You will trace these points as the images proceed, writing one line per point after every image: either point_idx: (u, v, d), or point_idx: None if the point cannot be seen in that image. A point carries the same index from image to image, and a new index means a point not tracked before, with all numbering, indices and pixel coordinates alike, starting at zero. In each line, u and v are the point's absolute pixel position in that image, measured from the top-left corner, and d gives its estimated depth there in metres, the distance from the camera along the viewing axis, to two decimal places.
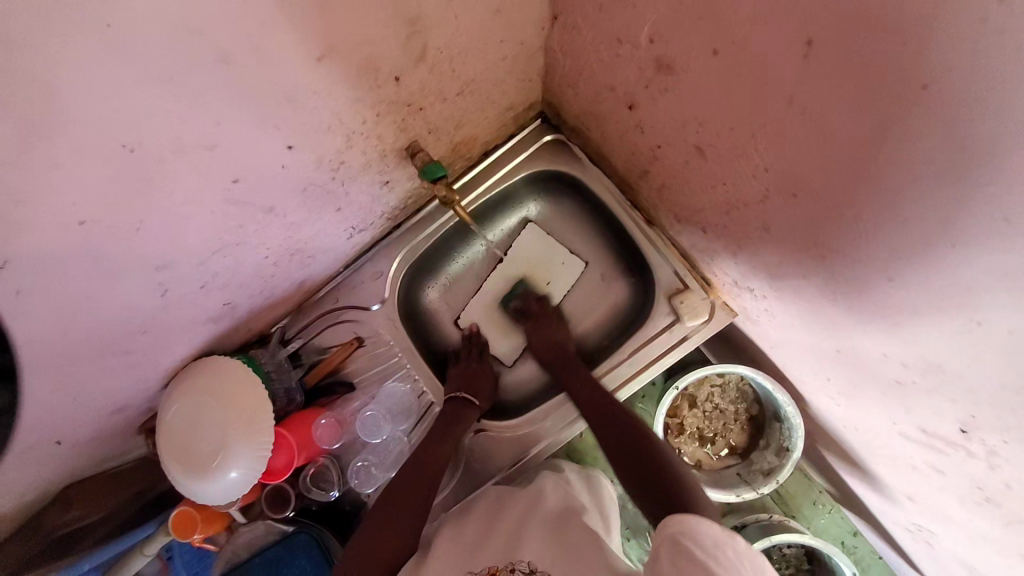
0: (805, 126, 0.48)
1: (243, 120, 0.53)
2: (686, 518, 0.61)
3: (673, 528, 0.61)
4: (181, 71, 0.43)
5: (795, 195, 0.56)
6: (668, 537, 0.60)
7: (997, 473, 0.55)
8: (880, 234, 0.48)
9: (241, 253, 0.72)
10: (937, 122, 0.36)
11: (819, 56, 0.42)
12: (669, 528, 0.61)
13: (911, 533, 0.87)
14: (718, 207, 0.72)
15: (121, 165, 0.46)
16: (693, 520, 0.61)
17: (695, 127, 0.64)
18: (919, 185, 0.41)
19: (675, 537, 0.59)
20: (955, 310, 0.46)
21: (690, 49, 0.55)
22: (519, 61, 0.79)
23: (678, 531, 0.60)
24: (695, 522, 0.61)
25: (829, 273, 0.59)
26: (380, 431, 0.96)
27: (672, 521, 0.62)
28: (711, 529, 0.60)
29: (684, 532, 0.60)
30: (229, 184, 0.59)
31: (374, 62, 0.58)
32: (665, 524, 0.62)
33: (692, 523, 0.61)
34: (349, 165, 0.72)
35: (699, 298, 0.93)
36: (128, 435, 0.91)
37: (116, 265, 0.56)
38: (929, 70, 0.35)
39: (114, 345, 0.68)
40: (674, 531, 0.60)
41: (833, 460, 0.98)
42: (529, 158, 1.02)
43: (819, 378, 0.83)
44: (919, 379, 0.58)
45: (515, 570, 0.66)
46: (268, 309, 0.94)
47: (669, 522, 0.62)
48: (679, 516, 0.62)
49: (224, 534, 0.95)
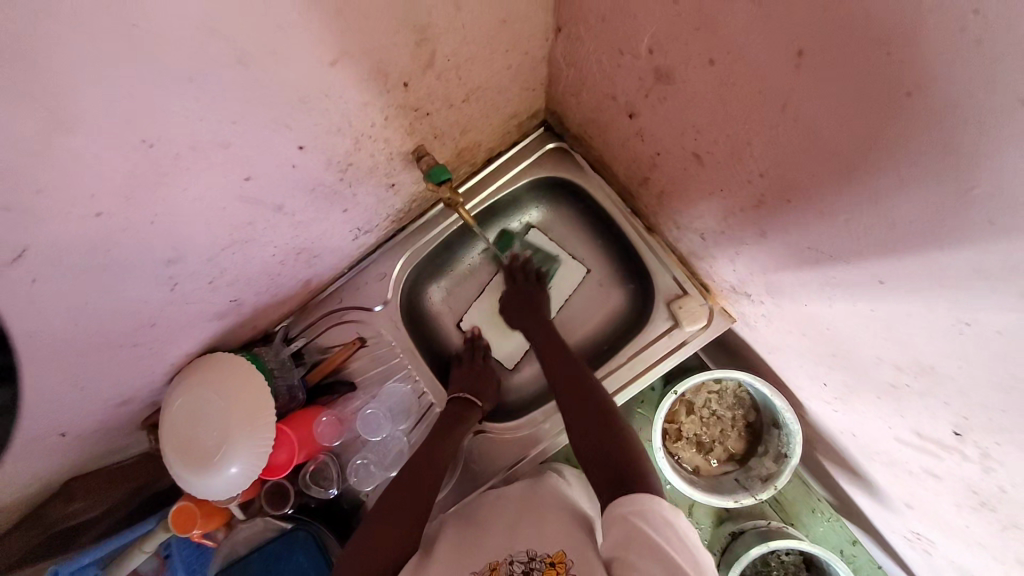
0: (799, 133, 0.50)
1: (258, 120, 0.55)
2: (632, 498, 0.67)
3: (624, 509, 0.66)
4: (200, 71, 0.46)
5: (789, 200, 0.58)
6: (619, 516, 0.65)
7: (991, 476, 0.56)
8: (872, 238, 0.50)
9: (250, 251, 0.74)
10: (923, 127, 0.38)
11: (811, 64, 0.44)
12: (619, 508, 0.66)
13: (909, 541, 0.87)
14: (716, 213, 0.74)
15: (139, 160, 0.48)
16: (642, 499, 0.66)
17: (693, 134, 0.66)
18: (909, 189, 0.43)
19: (625, 516, 0.65)
20: (945, 312, 0.47)
21: (688, 59, 0.57)
22: (524, 69, 0.81)
23: (626, 511, 0.65)
24: (642, 500, 0.66)
25: (825, 278, 0.61)
26: (380, 429, 0.97)
27: (624, 501, 0.67)
28: (657, 506, 0.66)
29: (633, 512, 0.65)
30: (242, 182, 0.60)
31: (384, 67, 0.60)
32: (617, 504, 0.67)
33: (642, 501, 0.66)
34: (357, 167, 0.74)
35: (697, 303, 0.95)
36: (130, 430, 0.92)
37: (129, 258, 0.58)
38: (913, 78, 0.37)
39: (122, 337, 0.69)
40: (624, 511, 0.66)
41: (831, 467, 0.99)
42: (532, 164, 1.04)
43: (816, 384, 0.83)
44: (912, 381, 0.59)
45: (514, 562, 0.68)
46: (273, 308, 0.96)
47: (620, 502, 0.67)
48: (632, 497, 0.67)
49: (223, 530, 0.96)
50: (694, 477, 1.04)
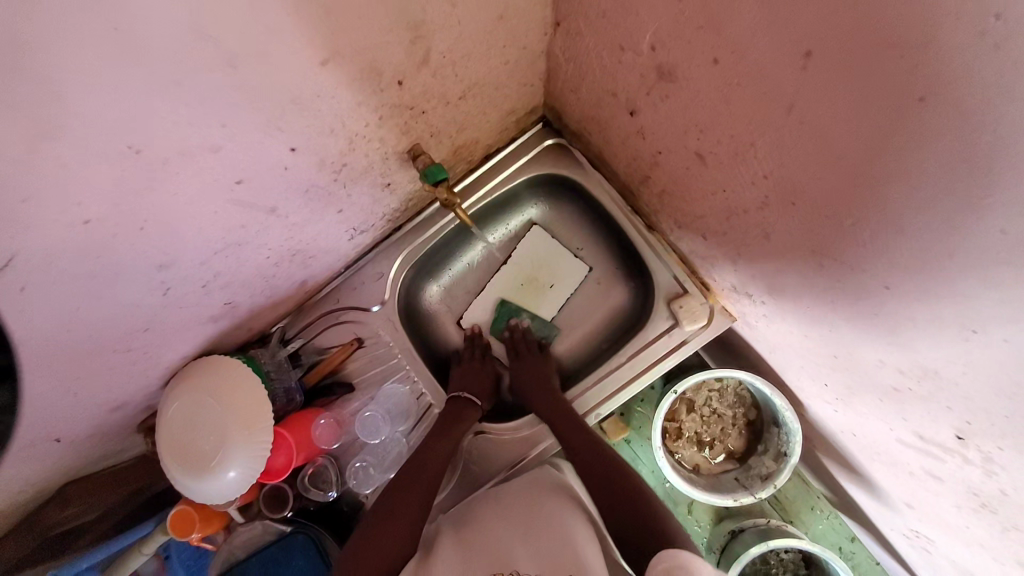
0: (805, 135, 0.48)
1: (248, 123, 0.53)
2: (675, 552, 0.62)
3: (665, 561, 0.61)
4: (187, 74, 0.44)
5: (794, 203, 0.56)
6: (660, 571, 0.61)
7: (992, 480, 0.56)
8: (878, 244, 0.49)
9: (243, 253, 0.72)
10: (934, 133, 0.37)
11: (818, 66, 0.42)
12: (659, 564, 0.62)
13: (909, 540, 0.87)
14: (718, 213, 0.73)
15: (126, 165, 0.47)
16: (685, 554, 0.62)
17: (695, 134, 0.64)
18: (917, 195, 0.42)
19: (667, 572, 0.60)
20: (951, 318, 0.46)
21: (691, 57, 0.55)
22: (521, 65, 0.79)
23: (670, 565, 0.61)
24: (684, 556, 0.62)
25: (828, 280, 0.60)
26: (379, 432, 0.97)
27: (665, 555, 0.62)
28: (702, 567, 0.61)
29: (677, 566, 0.60)
30: (233, 185, 0.59)
31: (378, 66, 0.58)
32: (657, 559, 0.62)
33: (685, 558, 0.61)
34: (352, 167, 0.73)
35: (698, 303, 0.94)
36: (126, 434, 0.91)
37: (119, 265, 0.56)
38: (926, 83, 0.35)
39: (115, 344, 0.68)
40: (665, 567, 0.61)
41: (831, 465, 0.98)
42: (530, 161, 1.02)
43: (817, 384, 0.83)
44: (916, 386, 0.58)
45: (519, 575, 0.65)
46: (269, 309, 0.95)
47: (661, 557, 0.62)
48: (671, 551, 0.63)
49: (222, 534, 0.94)
50: (694, 475, 1.04)
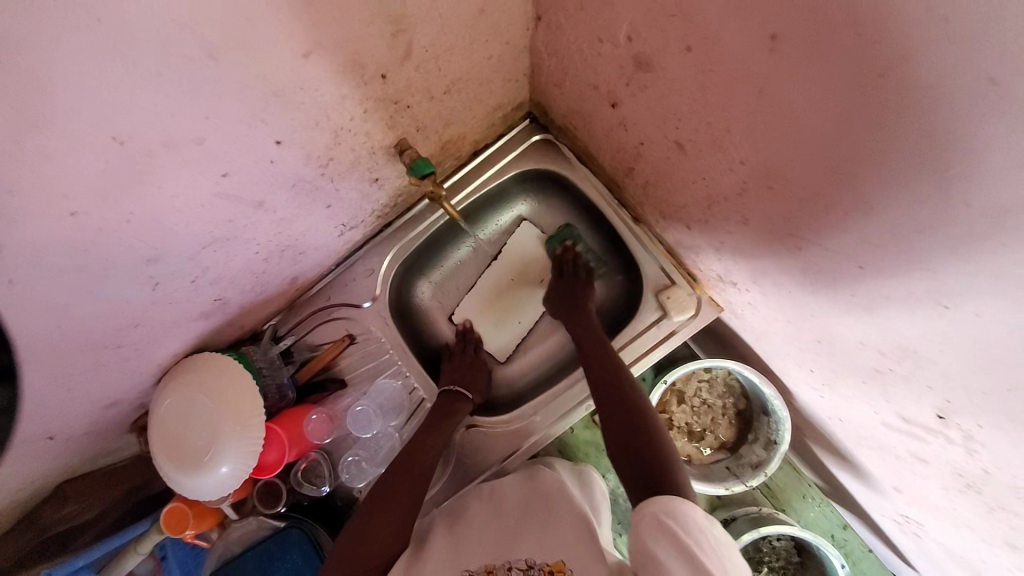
0: (776, 118, 0.50)
1: (232, 116, 0.54)
2: (665, 499, 0.65)
3: (654, 507, 0.64)
4: (170, 66, 0.45)
5: (771, 186, 0.58)
6: (649, 515, 0.63)
7: (974, 458, 0.57)
8: (851, 223, 0.50)
9: (232, 248, 0.73)
10: (895, 109, 0.38)
11: (785, 50, 0.43)
12: (650, 507, 0.64)
13: (899, 525, 0.88)
14: (700, 201, 0.74)
15: (112, 157, 0.48)
16: (675, 501, 0.64)
17: (674, 123, 0.65)
18: (884, 173, 0.43)
19: (656, 515, 0.62)
20: (925, 297, 0.47)
21: (666, 46, 0.56)
22: (505, 60, 0.81)
23: (658, 510, 0.63)
24: (674, 502, 0.64)
25: (807, 264, 0.61)
26: (370, 426, 0.97)
27: (654, 501, 0.65)
28: (693, 512, 0.63)
29: (666, 512, 0.62)
30: (219, 178, 0.60)
31: (360, 59, 0.59)
32: (647, 504, 0.65)
33: (673, 503, 0.64)
34: (338, 161, 0.74)
35: (685, 293, 0.95)
36: (119, 433, 0.92)
37: (108, 259, 0.57)
38: (885, 60, 0.37)
39: (105, 339, 0.69)
40: (655, 510, 0.63)
41: (821, 452, 1.00)
42: (518, 157, 1.03)
43: (803, 370, 0.84)
44: (896, 366, 0.59)
45: (511, 568, 0.68)
46: (260, 307, 0.95)
47: (652, 502, 0.65)
48: (663, 497, 0.65)
49: (217, 530, 0.96)
50: (686, 465, 1.05)
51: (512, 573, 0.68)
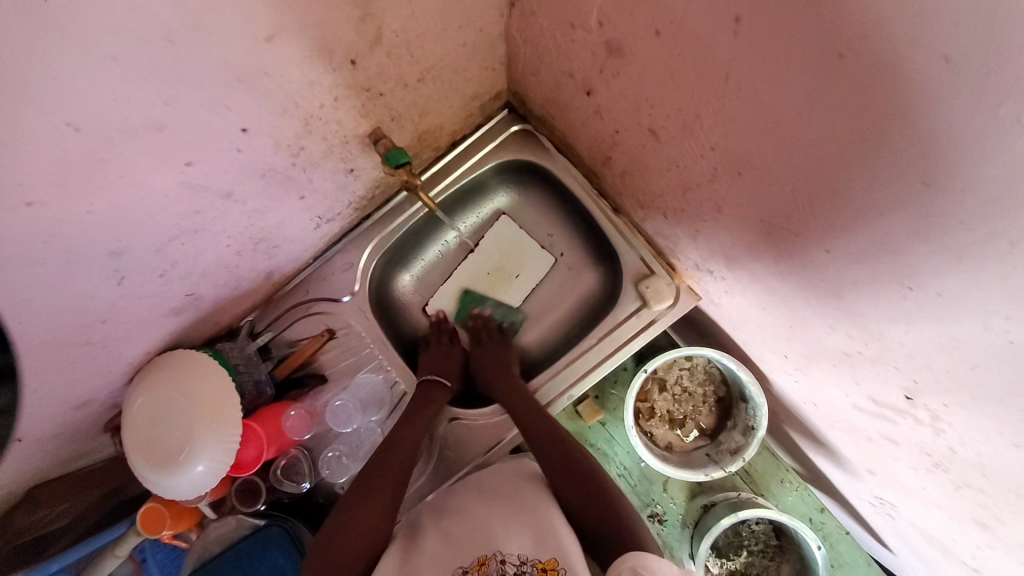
0: (742, 102, 0.50)
1: (194, 102, 0.52)
2: (642, 553, 0.66)
3: (632, 560, 0.65)
4: (125, 49, 0.43)
5: (739, 171, 0.58)
6: (628, 568, 0.64)
7: (942, 438, 0.58)
8: (817, 206, 0.51)
9: (201, 241, 0.71)
10: (854, 89, 0.39)
11: (749, 32, 0.44)
12: (629, 561, 0.65)
13: (874, 507, 0.90)
14: (674, 189, 0.74)
15: (67, 145, 0.46)
16: (651, 556, 0.65)
17: (646, 110, 0.66)
18: (847, 153, 0.43)
19: (636, 569, 0.63)
20: (889, 279, 0.48)
21: (636, 31, 0.56)
22: (480, 48, 0.80)
23: (636, 565, 0.64)
24: (651, 558, 0.65)
25: (777, 249, 0.62)
26: (351, 420, 0.97)
27: (631, 554, 0.66)
28: (667, 568, 0.64)
29: (642, 565, 0.64)
30: (182, 167, 0.58)
31: (328, 43, 0.58)
32: (624, 557, 0.66)
33: (648, 560, 0.65)
34: (310, 150, 0.72)
35: (664, 282, 0.96)
36: (92, 435, 0.89)
37: (69, 252, 0.55)
38: (843, 39, 0.37)
39: (70, 337, 0.67)
40: (634, 564, 0.64)
41: (798, 438, 1.02)
42: (497, 147, 1.03)
43: (778, 356, 0.85)
44: (865, 348, 0.60)
45: (505, 561, 0.67)
46: (235, 302, 0.94)
47: (629, 556, 0.66)
48: (638, 551, 0.67)
49: (195, 531, 0.93)
50: (667, 453, 1.06)
51: (506, 566, 0.67)
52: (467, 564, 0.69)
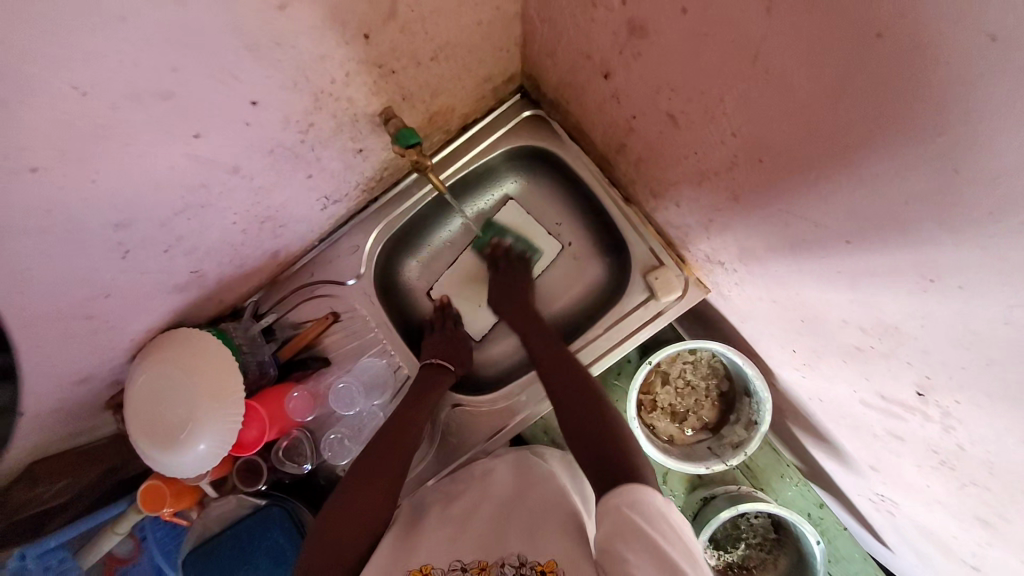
0: (770, 85, 0.49)
1: (203, 70, 0.51)
2: (628, 488, 0.65)
3: (618, 499, 0.64)
4: (133, 9, 0.42)
5: (761, 159, 0.57)
6: (613, 507, 0.64)
7: (951, 436, 0.58)
8: (840, 196, 0.49)
9: (207, 217, 0.70)
10: (888, 72, 0.37)
11: (782, 10, 0.42)
12: (614, 499, 0.65)
13: (874, 504, 0.90)
14: (690, 177, 0.73)
15: (71, 109, 0.45)
16: (637, 491, 0.65)
17: (667, 93, 0.64)
18: (875, 140, 0.42)
19: (619, 507, 0.63)
20: (909, 270, 0.47)
21: (661, 10, 0.55)
22: (495, 27, 0.78)
23: (622, 503, 0.64)
24: (638, 492, 0.65)
25: (794, 241, 0.61)
26: (354, 403, 0.96)
27: (619, 491, 0.65)
28: (654, 500, 0.64)
29: (628, 503, 0.63)
30: (190, 138, 0.57)
31: (342, 15, 0.56)
32: (612, 494, 0.65)
33: (634, 493, 0.65)
34: (319, 127, 0.71)
35: (673, 274, 0.95)
36: (95, 411, 0.90)
37: (72, 221, 0.54)
38: (881, 19, 0.35)
39: (73, 309, 0.66)
40: (619, 502, 0.64)
41: (801, 434, 1.01)
42: (508, 132, 1.01)
43: (786, 351, 0.85)
44: (877, 343, 0.60)
45: (504, 565, 0.64)
46: (239, 281, 0.93)
47: (616, 493, 0.65)
48: (626, 487, 0.66)
49: (196, 510, 0.93)
50: (668, 445, 1.06)
51: (506, 570, 0.64)
52: (467, 561, 0.66)
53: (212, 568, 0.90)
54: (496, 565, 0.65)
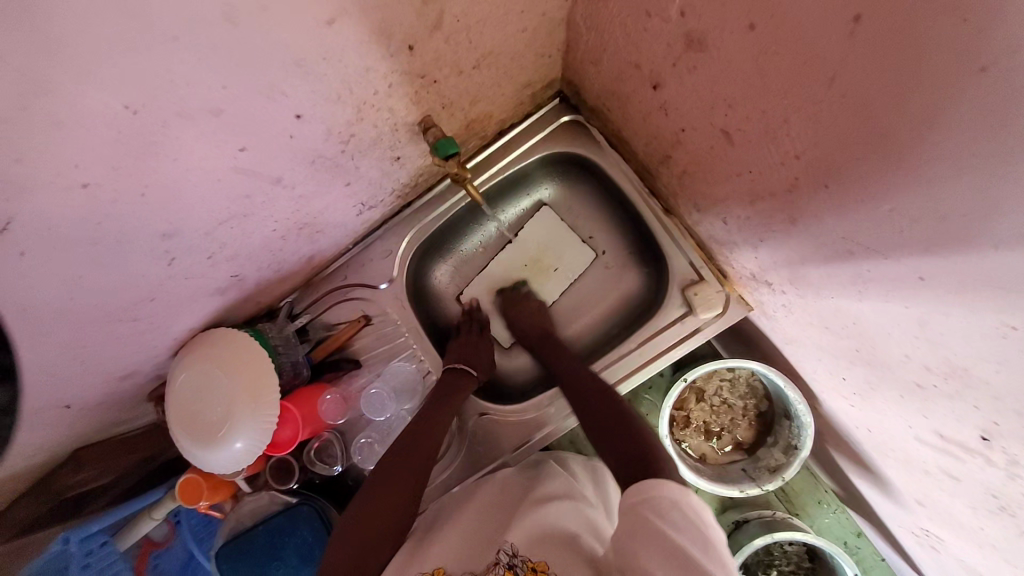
0: (845, 109, 0.45)
1: (249, 86, 0.50)
2: (645, 484, 0.63)
3: (634, 497, 0.63)
4: (185, 30, 0.41)
5: (827, 184, 0.53)
6: (629, 507, 0.62)
7: (1017, 485, 0.52)
8: (916, 230, 0.46)
9: (249, 226, 0.71)
10: (986, 108, 0.33)
11: (868, 32, 0.39)
12: (631, 497, 0.63)
13: (918, 539, 0.85)
14: (741, 195, 0.69)
15: (122, 127, 0.45)
16: (653, 484, 0.63)
17: (722, 109, 0.61)
18: (965, 176, 0.38)
19: (634, 505, 0.62)
20: (988, 313, 0.42)
21: (724, 24, 0.52)
22: (540, 34, 0.76)
23: (638, 500, 0.62)
24: (656, 486, 0.62)
25: (856, 270, 0.57)
26: (385, 409, 0.96)
27: (636, 489, 0.64)
28: (672, 492, 0.62)
29: (644, 500, 0.62)
30: (236, 152, 0.57)
31: (388, 29, 0.55)
32: (631, 492, 0.64)
33: (652, 488, 0.63)
34: (359, 137, 0.70)
35: (714, 290, 0.91)
36: (137, 402, 0.93)
37: (121, 232, 0.55)
38: (987, 51, 0.32)
39: (122, 311, 0.68)
40: (635, 500, 0.62)
41: (843, 462, 0.96)
42: (546, 138, 0.98)
43: (834, 377, 0.80)
44: (943, 383, 0.55)
45: (499, 560, 0.66)
46: (276, 284, 0.94)
47: (633, 491, 0.64)
48: (645, 482, 0.64)
49: (229, 502, 0.96)
50: (700, 464, 1.03)
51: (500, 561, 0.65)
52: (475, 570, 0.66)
53: (240, 560, 0.92)
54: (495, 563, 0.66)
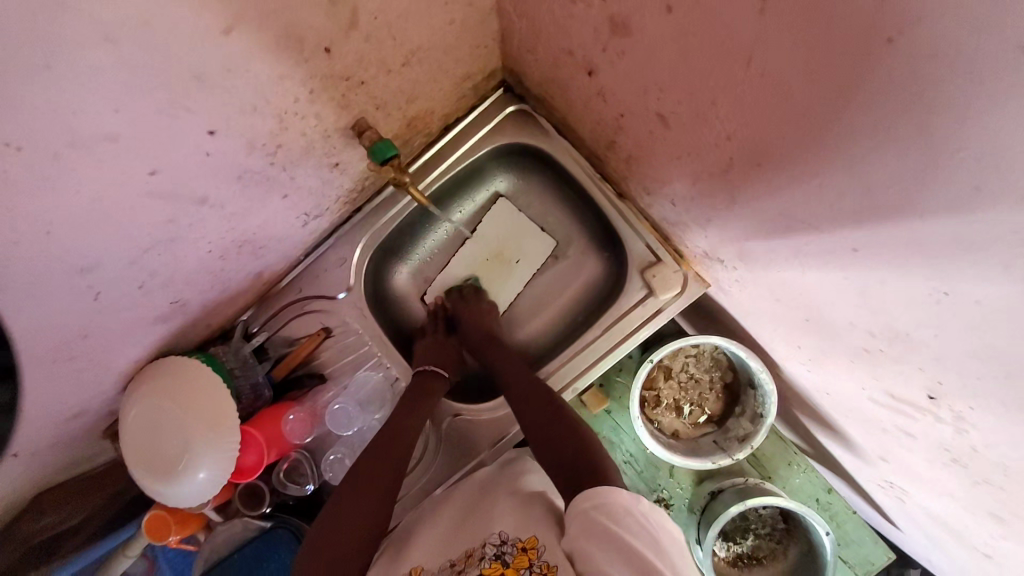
0: (767, 87, 0.45)
1: (148, 106, 0.47)
2: (595, 491, 0.65)
3: (585, 503, 0.64)
4: (58, 56, 0.38)
5: (760, 164, 0.53)
6: (581, 512, 0.64)
7: (964, 438, 0.54)
8: (845, 202, 0.46)
9: (179, 250, 0.67)
10: (899, 78, 0.33)
11: (777, 9, 0.39)
12: (582, 503, 0.64)
13: (883, 489, 0.88)
14: (685, 177, 0.69)
15: (6, 165, 0.41)
16: (602, 491, 0.65)
17: (655, 93, 0.60)
18: (887, 149, 0.38)
19: (586, 511, 0.63)
20: (921, 280, 0.43)
21: (644, 6, 0.51)
22: (469, 25, 0.73)
23: (589, 505, 0.64)
24: (603, 493, 0.65)
25: (796, 244, 0.58)
26: (351, 423, 0.94)
27: (586, 496, 0.65)
28: (621, 496, 0.64)
29: (595, 506, 0.63)
30: (147, 176, 0.53)
31: (299, 31, 0.52)
32: (579, 500, 0.65)
33: (602, 495, 0.64)
34: (288, 148, 0.67)
35: (671, 270, 0.91)
36: (92, 440, 0.87)
37: (27, 275, 0.51)
38: (894, 21, 0.31)
39: (50, 354, 0.64)
40: (586, 505, 0.64)
41: (808, 422, 0.99)
42: (493, 130, 0.96)
43: (790, 345, 0.82)
44: (887, 347, 0.56)
45: (486, 546, 0.66)
46: (225, 304, 0.90)
47: (584, 497, 0.65)
48: (594, 489, 0.66)
49: (202, 533, 0.93)
50: (673, 441, 1.05)
51: (487, 550, 0.66)
52: (455, 558, 0.67)
53: None
54: (479, 555, 0.66)
